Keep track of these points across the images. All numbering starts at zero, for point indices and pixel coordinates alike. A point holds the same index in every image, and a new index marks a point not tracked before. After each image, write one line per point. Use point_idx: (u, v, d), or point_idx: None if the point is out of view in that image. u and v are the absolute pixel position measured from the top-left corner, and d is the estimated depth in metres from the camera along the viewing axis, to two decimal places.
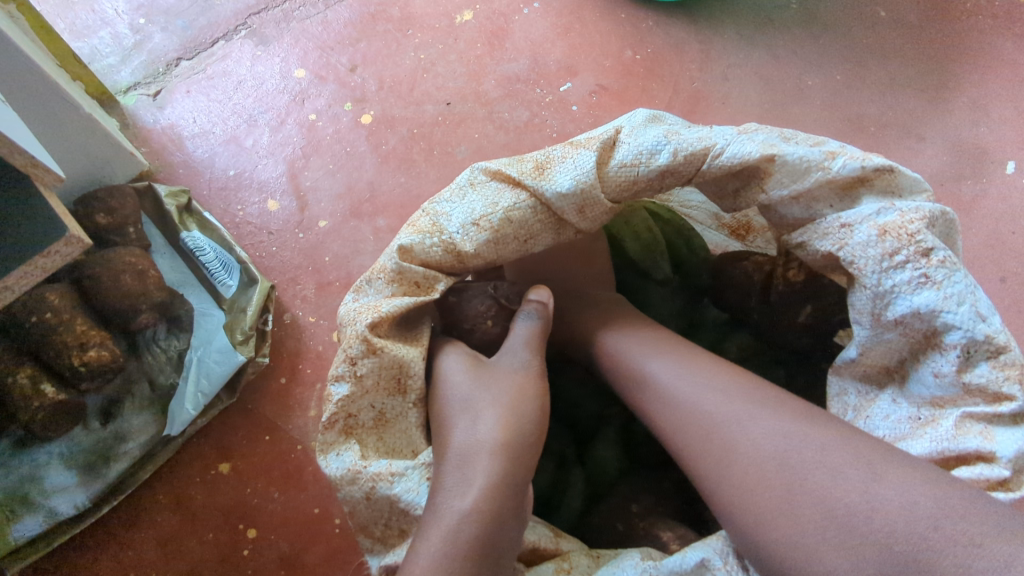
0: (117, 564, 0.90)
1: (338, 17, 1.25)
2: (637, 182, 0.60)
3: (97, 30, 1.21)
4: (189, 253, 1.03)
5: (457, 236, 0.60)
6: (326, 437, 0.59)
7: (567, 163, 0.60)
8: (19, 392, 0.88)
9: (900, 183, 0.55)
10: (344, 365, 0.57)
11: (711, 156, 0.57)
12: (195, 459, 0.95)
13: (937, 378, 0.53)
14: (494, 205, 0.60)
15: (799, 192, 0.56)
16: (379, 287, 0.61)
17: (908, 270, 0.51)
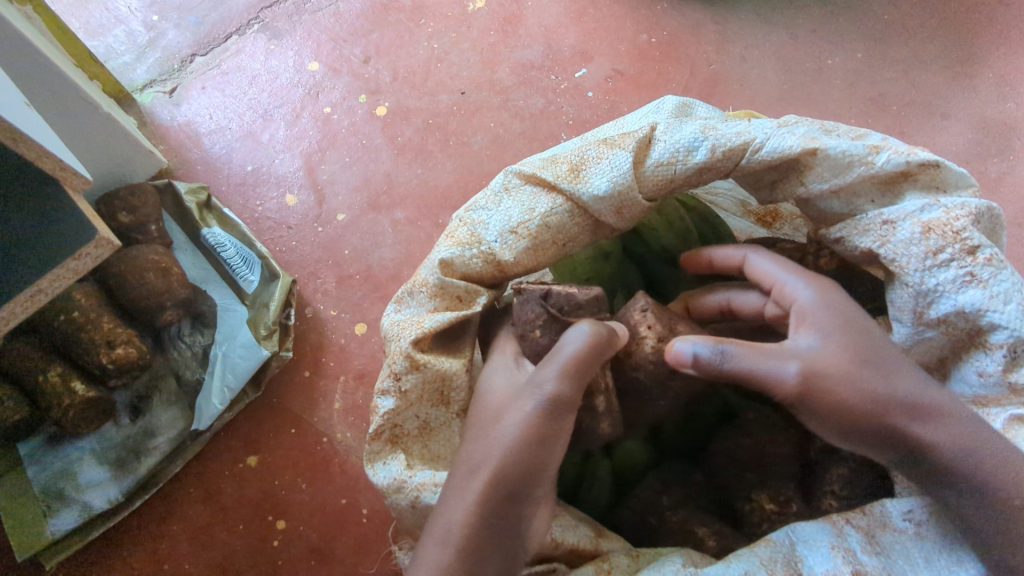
0: (152, 556, 0.91)
1: (350, 8, 1.24)
2: (673, 180, 0.56)
3: (112, 29, 1.21)
4: (210, 249, 1.04)
5: (496, 245, 0.57)
6: (372, 446, 0.56)
7: (602, 162, 0.55)
8: (53, 389, 0.91)
9: (946, 178, 0.52)
10: (389, 380, 0.55)
11: (751, 151, 0.53)
12: (224, 452, 0.97)
13: (981, 377, 0.50)
14: (531, 211, 0.57)
15: (841, 187, 0.53)
16: (421, 300, 0.58)
17: (954, 268, 0.48)
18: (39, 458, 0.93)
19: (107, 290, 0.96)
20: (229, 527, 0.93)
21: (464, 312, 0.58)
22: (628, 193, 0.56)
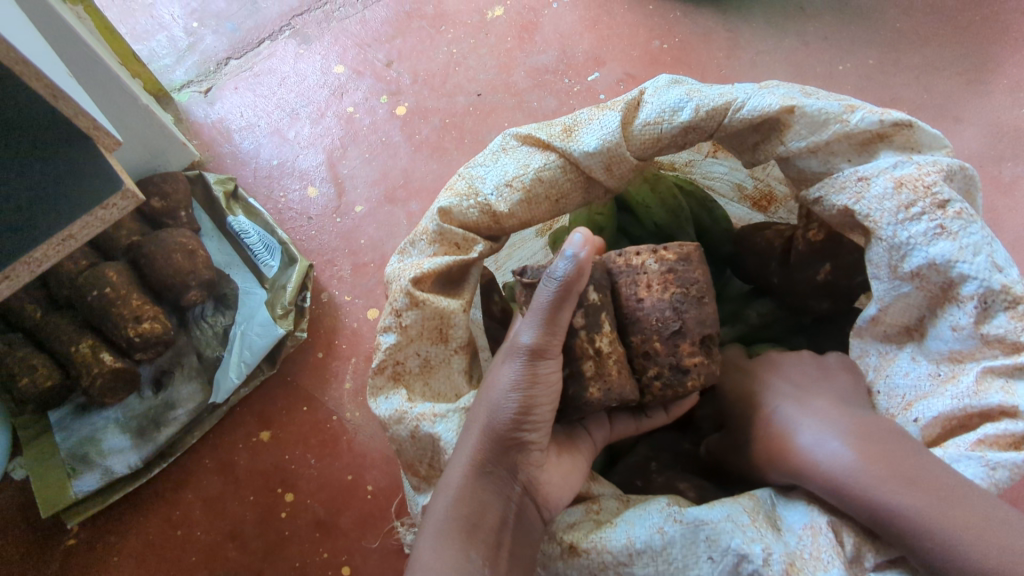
0: (166, 523, 0.95)
1: (376, 16, 1.31)
2: (661, 140, 0.59)
3: (155, 34, 1.30)
4: (235, 236, 1.10)
5: (492, 197, 0.60)
6: (375, 381, 0.59)
7: (592, 124, 0.59)
8: (83, 359, 0.97)
9: (919, 139, 0.54)
10: (390, 317, 0.58)
11: (733, 110, 0.56)
12: (238, 427, 1.01)
13: (955, 331, 0.51)
14: (526, 166, 0.60)
15: (817, 145, 0.55)
16: (421, 248, 0.61)
17: (924, 221, 0.50)
18: (67, 425, 0.98)
19: (137, 269, 1.03)
20: (238, 497, 0.97)
21: (462, 257, 0.60)
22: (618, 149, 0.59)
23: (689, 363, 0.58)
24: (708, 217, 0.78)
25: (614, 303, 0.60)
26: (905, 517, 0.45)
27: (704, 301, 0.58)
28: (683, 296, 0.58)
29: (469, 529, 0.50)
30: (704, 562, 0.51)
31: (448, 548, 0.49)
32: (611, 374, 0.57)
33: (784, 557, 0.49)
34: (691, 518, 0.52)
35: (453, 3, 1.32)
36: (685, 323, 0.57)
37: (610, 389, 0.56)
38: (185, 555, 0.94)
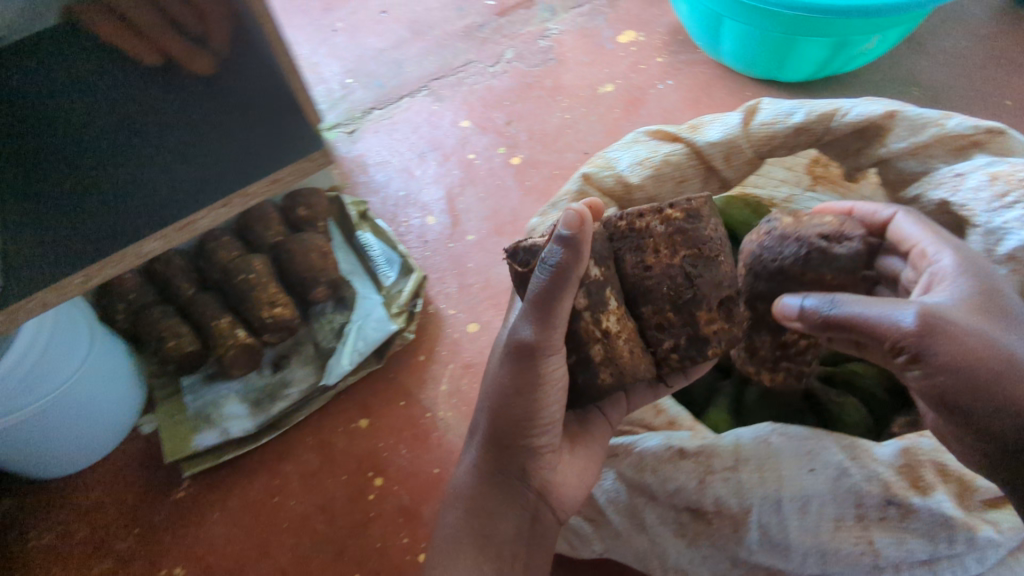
0: (265, 489, 1.03)
1: (501, 84, 1.51)
2: (776, 136, 0.78)
3: (316, 86, 1.54)
4: (360, 249, 1.25)
5: (626, 172, 0.80)
6: (513, 314, 0.79)
7: (720, 123, 0.80)
8: (221, 332, 1.10)
9: (1008, 145, 0.74)
10: (532, 254, 0.76)
11: (841, 115, 0.77)
12: (341, 412, 1.10)
13: None
14: (656, 152, 0.80)
15: (916, 145, 0.76)
16: (562, 205, 0.78)
17: (1017, 208, 0.68)
18: (196, 389, 1.11)
19: (277, 263, 1.17)
20: (332, 475, 1.04)
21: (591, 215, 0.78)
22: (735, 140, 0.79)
23: (708, 332, 0.68)
24: None
25: (620, 274, 0.69)
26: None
27: (714, 265, 0.67)
28: (692, 261, 0.67)
29: (483, 541, 0.67)
30: (808, 473, 0.69)
31: (464, 554, 0.67)
32: (619, 353, 0.67)
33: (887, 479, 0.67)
34: (794, 433, 0.72)
35: (569, 78, 1.51)
36: (697, 291, 0.67)
37: (620, 373, 0.68)
38: (279, 521, 1.01)
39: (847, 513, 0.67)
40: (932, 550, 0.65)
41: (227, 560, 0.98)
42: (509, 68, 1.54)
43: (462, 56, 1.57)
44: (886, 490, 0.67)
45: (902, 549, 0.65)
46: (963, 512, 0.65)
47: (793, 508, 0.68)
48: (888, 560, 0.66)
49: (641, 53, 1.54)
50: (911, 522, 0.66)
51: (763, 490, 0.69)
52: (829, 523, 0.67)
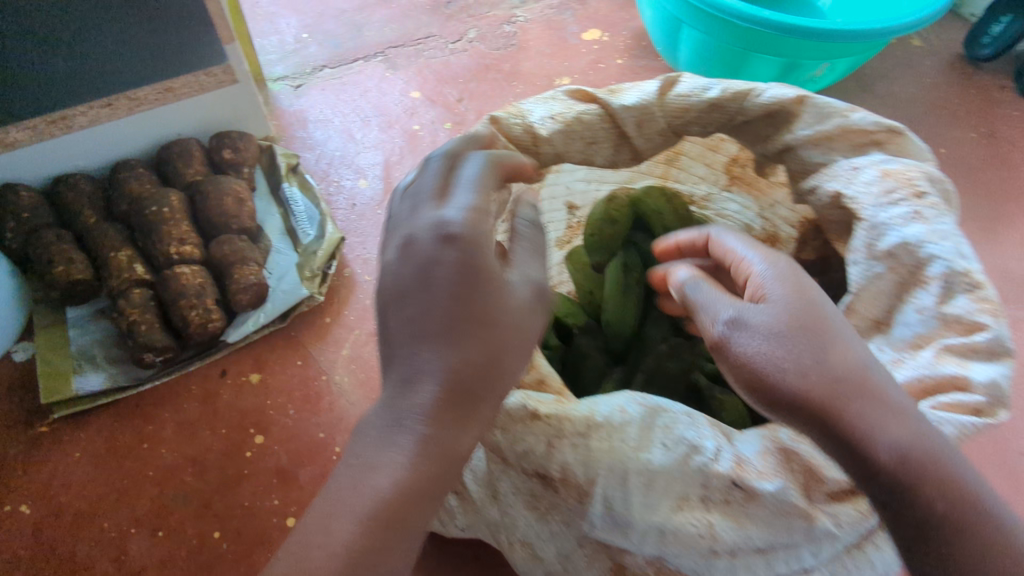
0: (137, 436, 0.97)
1: (459, 61, 1.48)
2: (743, 111, 0.72)
3: (269, 36, 1.51)
4: (284, 202, 1.20)
5: (537, 124, 0.72)
6: None
7: (636, 88, 0.74)
8: (116, 265, 1.04)
9: (910, 148, 0.67)
10: None
11: (752, 95, 0.71)
12: (232, 364, 1.05)
13: (920, 313, 0.61)
14: (571, 107, 0.74)
15: (820, 134, 0.69)
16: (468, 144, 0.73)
17: (902, 207, 0.63)
18: (83, 324, 1.05)
19: (189, 201, 1.12)
20: (212, 428, 0.99)
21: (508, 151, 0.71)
22: (687, 103, 0.73)
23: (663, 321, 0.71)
24: None
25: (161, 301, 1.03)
26: (913, 459, 0.50)
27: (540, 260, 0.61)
28: (200, 289, 1.03)
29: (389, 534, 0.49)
30: (659, 449, 0.58)
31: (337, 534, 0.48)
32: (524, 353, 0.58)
33: (733, 459, 0.57)
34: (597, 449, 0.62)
35: (528, 65, 1.48)
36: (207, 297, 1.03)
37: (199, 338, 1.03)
38: (145, 467, 0.95)
39: (691, 492, 0.58)
40: (769, 535, 0.57)
41: (79, 503, 0.92)
42: (469, 47, 1.51)
43: (424, 29, 1.54)
44: (733, 469, 0.56)
45: (738, 533, 0.57)
46: (792, 490, 0.56)
47: (637, 483, 0.58)
48: (726, 543, 0.57)
49: (602, 52, 1.52)
50: (754, 504, 0.56)
51: (614, 457, 0.58)
52: (673, 499, 0.58)
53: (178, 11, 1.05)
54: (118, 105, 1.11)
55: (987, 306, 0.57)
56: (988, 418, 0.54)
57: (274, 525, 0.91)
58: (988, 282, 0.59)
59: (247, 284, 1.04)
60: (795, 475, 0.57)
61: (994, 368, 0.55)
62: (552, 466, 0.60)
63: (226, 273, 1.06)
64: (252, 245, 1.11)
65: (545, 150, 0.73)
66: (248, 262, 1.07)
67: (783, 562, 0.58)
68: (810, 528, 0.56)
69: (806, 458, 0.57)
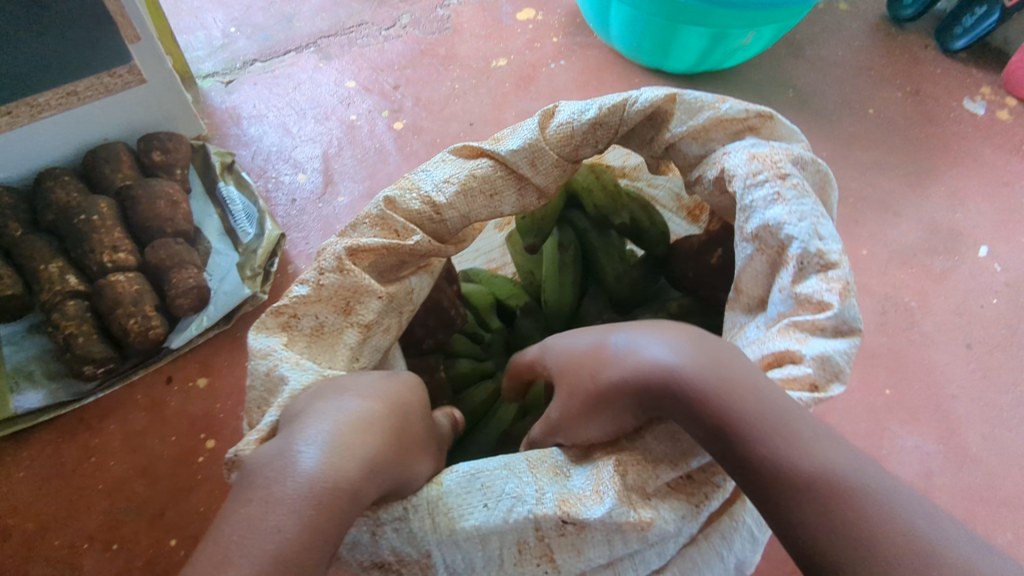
0: (83, 450, 0.96)
1: (393, 48, 1.46)
2: (625, 123, 0.68)
3: (195, 31, 1.46)
4: (222, 201, 1.18)
5: (432, 192, 0.66)
6: (266, 320, 0.60)
7: (517, 129, 0.69)
8: (48, 278, 1.01)
9: (779, 131, 0.67)
10: (312, 273, 0.61)
11: (630, 105, 0.67)
12: (178, 370, 1.03)
13: (780, 293, 0.58)
14: (462, 167, 0.68)
15: (697, 128, 0.67)
16: (362, 231, 0.65)
17: (766, 188, 0.60)
18: (18, 340, 1.02)
19: (120, 208, 1.09)
20: (161, 436, 0.97)
21: (397, 243, 0.64)
22: (569, 131, 0.68)
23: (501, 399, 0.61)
24: (647, 220, 0.82)
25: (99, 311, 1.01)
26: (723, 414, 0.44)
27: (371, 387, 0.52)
28: (137, 296, 1.00)
29: None
30: (480, 510, 0.49)
31: None
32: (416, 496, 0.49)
33: (557, 495, 0.49)
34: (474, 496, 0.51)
35: (463, 49, 1.47)
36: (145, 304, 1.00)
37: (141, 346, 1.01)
38: (94, 482, 0.93)
39: (525, 538, 0.50)
40: (611, 551, 0.51)
41: (27, 523, 0.90)
42: (403, 33, 1.49)
43: (356, 17, 1.51)
44: (559, 508, 0.49)
45: (580, 560, 0.51)
46: (622, 507, 0.48)
47: (467, 546, 0.49)
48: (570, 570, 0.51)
49: (538, 31, 1.52)
50: (589, 532, 0.49)
51: (433, 530, 0.49)
52: (509, 550, 0.50)
53: (88, 12, 1.02)
54: (20, 112, 1.05)
55: (836, 284, 0.55)
56: (817, 396, 0.52)
57: None
58: (843, 263, 0.56)
59: (187, 287, 1.03)
60: (630, 494, 0.49)
61: (829, 344, 0.53)
62: (381, 550, 0.50)
63: (165, 278, 1.04)
64: (189, 247, 1.09)
65: (450, 216, 0.66)
66: (186, 264, 1.05)
67: (628, 566, 0.53)
68: (649, 535, 0.50)
69: (636, 460, 0.50)
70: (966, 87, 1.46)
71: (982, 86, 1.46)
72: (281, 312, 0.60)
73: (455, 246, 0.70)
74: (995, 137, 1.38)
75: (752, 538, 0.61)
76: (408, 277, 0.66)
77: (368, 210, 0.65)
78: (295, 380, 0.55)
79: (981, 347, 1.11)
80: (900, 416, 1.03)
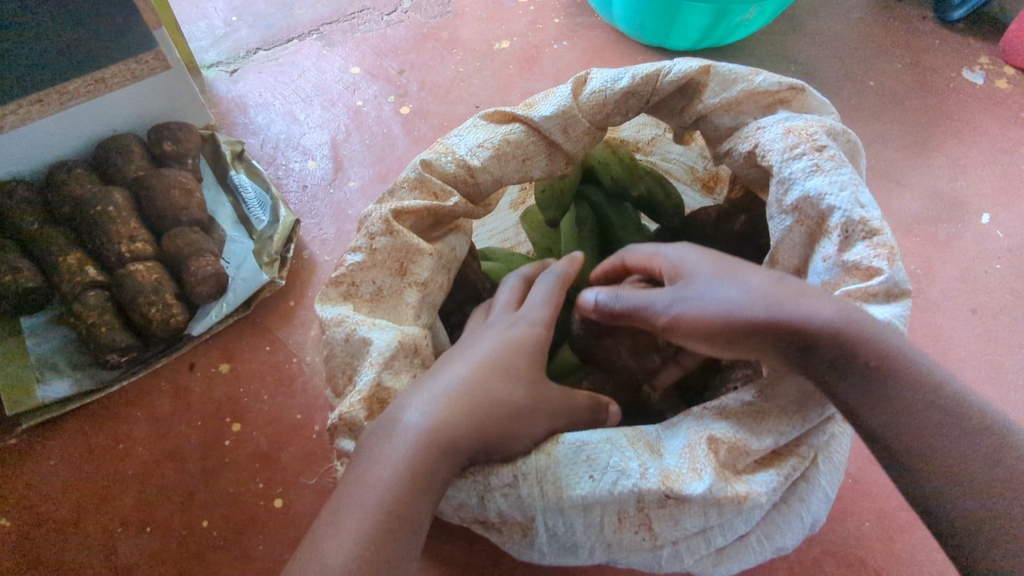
0: (111, 436, 0.97)
1: (395, 33, 1.46)
2: (657, 90, 0.71)
3: (197, 21, 1.46)
4: (234, 189, 1.19)
5: (467, 156, 0.72)
6: (328, 292, 0.65)
7: (550, 96, 0.73)
8: (67, 268, 1.02)
9: (811, 104, 0.68)
10: (363, 240, 0.66)
11: (663, 75, 0.70)
12: (200, 357, 1.04)
13: (824, 262, 0.59)
14: (495, 132, 0.73)
15: (728, 100, 0.69)
16: (402, 194, 0.70)
17: (805, 160, 0.61)
18: (40, 331, 1.04)
19: (134, 198, 1.10)
20: (187, 422, 0.99)
21: (438, 203, 0.69)
22: (599, 98, 0.72)
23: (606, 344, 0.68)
24: (662, 193, 0.84)
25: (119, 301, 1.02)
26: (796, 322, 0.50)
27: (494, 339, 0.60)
28: (157, 285, 1.01)
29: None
30: (585, 480, 0.54)
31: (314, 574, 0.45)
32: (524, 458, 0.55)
33: (659, 471, 0.53)
34: (574, 444, 0.55)
35: (466, 32, 1.48)
36: (165, 292, 1.02)
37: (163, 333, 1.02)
38: (124, 467, 0.95)
39: (627, 508, 0.54)
40: (706, 523, 0.54)
41: (61, 508, 0.92)
42: (404, 18, 1.49)
43: (357, 3, 1.51)
44: (661, 483, 0.52)
45: (677, 528, 0.54)
46: (720, 482, 0.52)
47: (572, 513, 0.54)
48: (666, 537, 0.55)
49: (539, 12, 1.52)
50: (688, 505, 0.53)
51: (542, 499, 0.54)
52: (610, 518, 0.54)
53: None
54: (49, 100, 1.06)
55: (883, 250, 0.57)
56: None
57: (261, 508, 0.92)
58: (885, 228, 0.58)
59: (206, 275, 1.04)
60: (723, 465, 0.54)
61: (886, 310, 0.55)
62: (488, 512, 0.56)
63: (182, 267, 1.05)
64: (204, 235, 1.10)
65: (482, 179, 0.72)
66: (204, 253, 1.06)
67: (721, 535, 0.56)
68: (744, 507, 0.53)
69: (731, 440, 0.54)
70: (964, 57, 1.47)
71: (979, 55, 1.47)
72: (340, 281, 0.65)
73: (482, 208, 0.77)
74: (995, 106, 1.39)
75: (826, 496, 0.60)
76: (447, 237, 0.72)
77: (406, 173, 0.70)
78: (378, 339, 0.60)
79: (985, 311, 1.13)
80: None
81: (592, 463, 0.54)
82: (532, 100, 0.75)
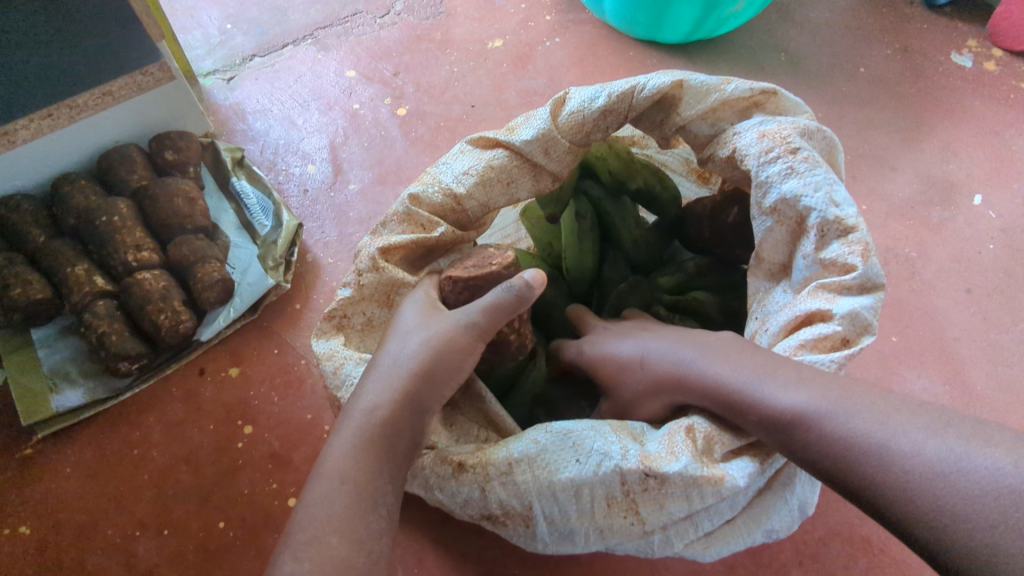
0: (125, 442, 0.99)
1: (389, 36, 1.48)
2: (633, 107, 0.72)
3: (192, 30, 1.48)
4: (236, 197, 1.20)
5: (453, 184, 0.74)
6: (322, 326, 0.70)
7: (529, 120, 0.75)
8: (75, 279, 1.03)
9: (785, 105, 0.70)
10: (352, 275, 0.71)
11: (636, 93, 0.71)
12: (210, 361, 1.06)
13: (804, 259, 0.62)
14: (480, 159, 0.75)
15: (704, 111, 0.70)
16: (392, 227, 0.74)
17: (780, 164, 0.63)
18: (51, 342, 1.05)
19: (138, 208, 1.11)
20: (199, 426, 1.01)
21: (425, 235, 0.73)
22: (578, 118, 0.73)
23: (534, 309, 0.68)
24: (658, 185, 0.86)
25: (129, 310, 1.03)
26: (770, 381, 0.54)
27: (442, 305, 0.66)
28: (166, 293, 1.03)
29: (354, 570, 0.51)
30: (573, 464, 0.56)
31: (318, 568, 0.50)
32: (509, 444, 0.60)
33: (639, 453, 0.56)
34: (561, 430, 0.59)
35: (459, 32, 1.49)
36: (172, 298, 1.03)
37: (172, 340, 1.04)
38: (139, 472, 0.97)
39: (614, 491, 0.56)
40: (691, 508, 0.55)
41: (79, 514, 0.93)
42: (398, 20, 1.50)
43: (350, 7, 1.52)
44: (641, 462, 0.55)
45: (663, 513, 0.56)
46: (696, 463, 0.54)
47: (564, 497, 0.57)
48: (655, 523, 0.57)
49: (531, 10, 1.54)
50: (670, 487, 0.55)
51: (535, 483, 0.57)
52: (600, 503, 0.57)
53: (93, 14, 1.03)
54: (59, 114, 1.09)
55: (858, 248, 0.59)
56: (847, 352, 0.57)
57: (275, 508, 0.93)
58: (861, 224, 0.60)
59: (212, 281, 1.05)
60: (699, 447, 0.56)
61: (862, 303, 0.58)
62: (490, 504, 0.59)
63: (188, 274, 1.07)
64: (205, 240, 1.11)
65: (469, 206, 0.75)
66: (210, 260, 1.08)
67: (708, 520, 0.58)
68: (725, 490, 0.55)
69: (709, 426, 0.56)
70: (953, 41, 1.49)
71: (968, 38, 1.49)
72: (333, 316, 0.70)
73: (475, 230, 0.79)
74: (984, 88, 1.41)
75: (810, 479, 0.63)
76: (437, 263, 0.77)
77: (395, 208, 0.73)
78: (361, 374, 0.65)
79: (980, 291, 1.15)
80: (908, 361, 1.07)
81: (573, 448, 0.57)
82: (512, 126, 0.76)
